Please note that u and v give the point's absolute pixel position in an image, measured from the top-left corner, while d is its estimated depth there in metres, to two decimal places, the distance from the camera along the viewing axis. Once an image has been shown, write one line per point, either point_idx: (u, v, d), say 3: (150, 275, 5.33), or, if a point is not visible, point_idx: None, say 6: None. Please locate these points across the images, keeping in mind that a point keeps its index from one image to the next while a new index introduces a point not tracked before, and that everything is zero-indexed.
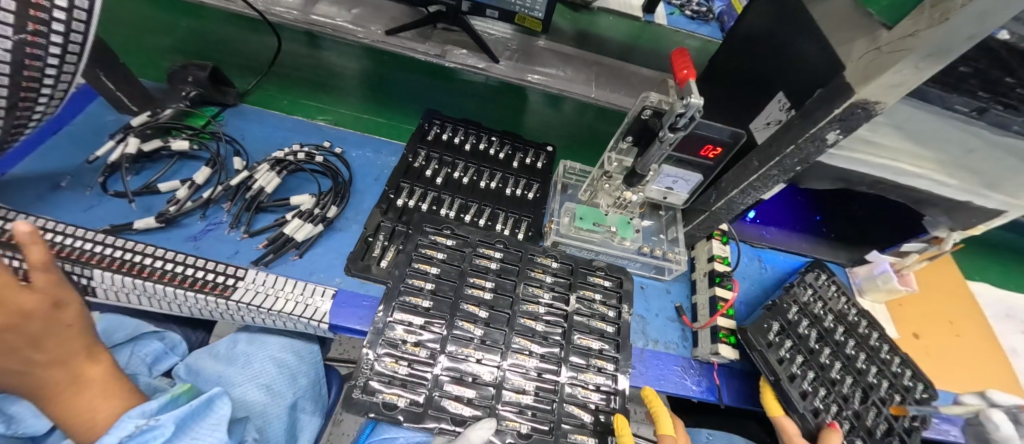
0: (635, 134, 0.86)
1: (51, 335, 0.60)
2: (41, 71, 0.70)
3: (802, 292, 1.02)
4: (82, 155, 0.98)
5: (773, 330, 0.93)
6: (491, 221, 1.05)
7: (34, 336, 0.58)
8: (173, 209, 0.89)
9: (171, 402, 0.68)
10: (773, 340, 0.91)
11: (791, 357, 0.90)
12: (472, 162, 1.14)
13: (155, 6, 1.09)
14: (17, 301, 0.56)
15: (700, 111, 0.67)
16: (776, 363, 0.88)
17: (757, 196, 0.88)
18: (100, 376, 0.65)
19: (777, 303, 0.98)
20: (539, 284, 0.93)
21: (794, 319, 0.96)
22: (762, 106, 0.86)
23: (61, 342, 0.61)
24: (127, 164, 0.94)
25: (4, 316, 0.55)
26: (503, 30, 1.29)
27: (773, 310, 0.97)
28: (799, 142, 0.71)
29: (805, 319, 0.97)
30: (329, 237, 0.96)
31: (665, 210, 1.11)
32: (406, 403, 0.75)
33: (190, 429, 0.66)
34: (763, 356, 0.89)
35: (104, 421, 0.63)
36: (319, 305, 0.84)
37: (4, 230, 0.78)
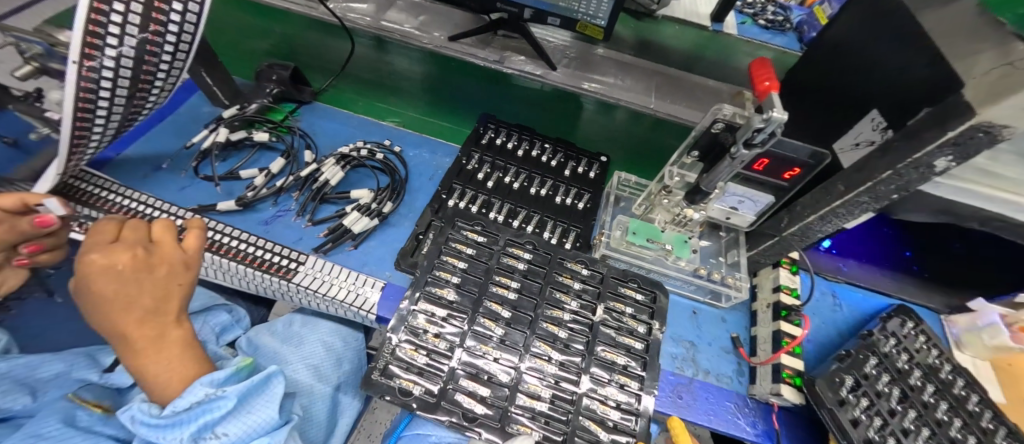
0: (702, 149, 0.80)
1: (162, 290, 0.68)
2: (156, 65, 0.80)
3: (883, 339, 0.90)
4: (181, 141, 1.11)
5: (846, 386, 0.81)
6: (539, 228, 1.03)
7: (163, 284, 0.69)
8: (250, 194, 0.97)
9: (234, 375, 0.70)
10: (847, 399, 0.79)
11: (868, 420, 0.77)
12: (523, 168, 1.14)
13: (252, 13, 1.21)
14: (168, 255, 0.71)
15: (783, 127, 0.60)
16: (849, 427, 0.75)
17: (839, 224, 0.79)
18: (187, 338, 0.70)
19: (851, 354, 0.87)
20: (567, 291, 0.90)
21: (872, 373, 0.84)
22: (850, 125, 0.79)
23: (167, 298, 0.68)
24: (217, 151, 1.04)
25: (156, 263, 0.69)
26: (562, 37, 1.28)
27: (846, 362, 0.85)
28: (900, 167, 0.63)
29: (885, 374, 0.85)
30: (382, 231, 0.99)
31: (726, 231, 1.03)
32: (420, 391, 0.76)
33: (248, 403, 0.68)
34: (834, 416, 0.77)
35: (177, 382, 0.66)
36: (369, 295, 0.88)
37: (115, 202, 0.90)
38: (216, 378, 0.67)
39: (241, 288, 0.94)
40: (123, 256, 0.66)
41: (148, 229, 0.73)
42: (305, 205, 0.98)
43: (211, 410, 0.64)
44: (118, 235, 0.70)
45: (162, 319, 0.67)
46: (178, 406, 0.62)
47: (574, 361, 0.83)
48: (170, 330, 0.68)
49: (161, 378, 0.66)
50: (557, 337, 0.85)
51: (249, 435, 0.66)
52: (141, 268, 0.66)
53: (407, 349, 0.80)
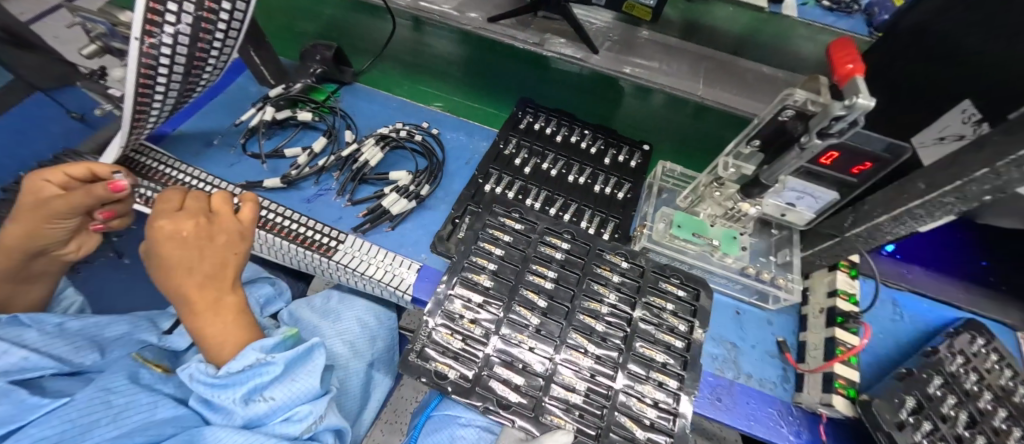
0: (765, 138, 0.73)
1: (220, 257, 0.71)
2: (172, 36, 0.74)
3: (948, 358, 0.82)
4: (230, 119, 1.15)
5: (908, 408, 0.76)
6: (577, 217, 1.00)
7: (221, 252, 0.72)
8: (295, 173, 1.00)
9: (281, 343, 0.72)
10: (909, 421, 0.74)
11: None
12: (562, 154, 1.11)
13: None
14: (226, 225, 0.73)
15: (868, 115, 0.54)
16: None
17: (914, 227, 0.72)
18: (240, 305, 0.73)
19: (913, 373, 0.80)
20: (605, 283, 0.87)
21: (937, 394, 0.77)
22: (935, 117, 0.69)
23: (224, 266, 0.71)
24: (264, 129, 1.07)
25: (215, 232, 0.72)
26: (603, 17, 1.21)
27: (909, 382, 0.79)
28: (998, 165, 0.55)
29: (952, 396, 0.77)
30: (419, 214, 0.99)
31: (778, 229, 0.97)
32: (456, 375, 0.76)
33: (293, 371, 0.70)
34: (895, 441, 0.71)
35: (231, 346, 0.69)
36: (404, 276, 0.88)
37: (171, 176, 0.94)
38: (266, 344, 0.69)
39: (278, 262, 0.97)
40: (188, 224, 0.70)
41: (207, 198, 0.76)
42: (345, 185, 1.00)
43: (261, 374, 0.67)
44: (182, 205, 0.73)
45: (220, 283, 0.71)
46: (231, 368, 0.65)
47: (610, 356, 0.81)
48: (226, 296, 0.71)
49: (218, 340, 0.69)
50: (593, 330, 0.83)
51: (294, 401, 0.68)
52: (202, 236, 0.70)
53: (443, 333, 0.80)
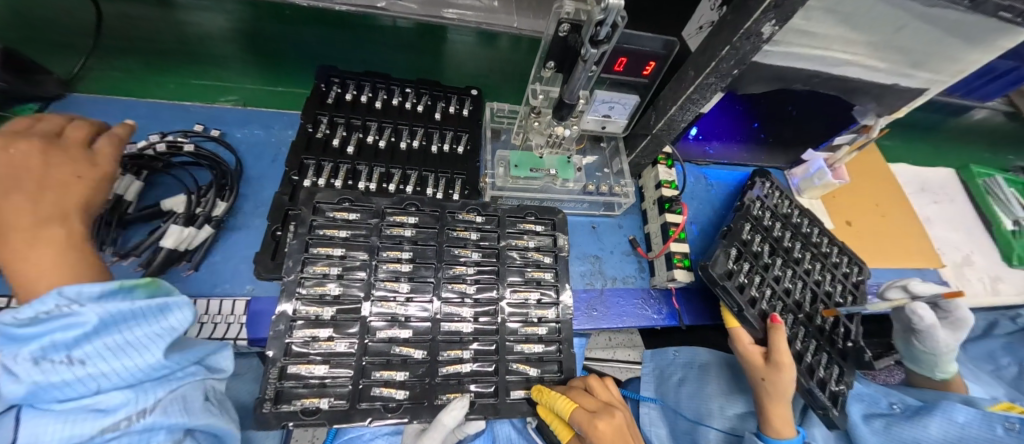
0: (557, 58, 0.75)
1: (56, 183, 0.59)
2: None
3: (752, 205, 1.00)
4: None
5: (732, 257, 0.91)
6: (420, 186, 0.92)
7: (42, 179, 0.58)
8: None
9: (118, 292, 0.52)
10: (733, 269, 0.89)
11: (749, 281, 0.89)
12: (386, 121, 0.98)
13: None
14: (70, 155, 0.61)
15: (622, 14, 0.58)
16: (738, 293, 0.86)
17: (697, 110, 0.82)
18: (71, 241, 0.57)
19: (731, 228, 0.95)
20: (464, 244, 0.84)
21: (748, 238, 0.95)
22: (692, 8, 0.77)
23: (62, 188, 0.59)
24: None
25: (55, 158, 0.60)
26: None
27: (729, 236, 0.93)
28: (735, 41, 0.64)
29: (757, 236, 0.97)
30: (227, 239, 0.81)
31: (607, 141, 1.04)
32: (330, 403, 0.67)
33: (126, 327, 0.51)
34: (727, 290, 0.86)
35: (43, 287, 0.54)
36: (232, 321, 0.73)
37: None
38: (85, 290, 0.49)
39: None
40: (22, 145, 0.59)
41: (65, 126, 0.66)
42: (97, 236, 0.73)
43: (64, 333, 0.47)
44: (30, 127, 0.63)
45: (46, 209, 0.57)
46: (21, 316, 0.46)
47: (489, 313, 0.80)
48: (51, 225, 0.56)
49: (25, 283, 0.54)
50: (466, 294, 0.80)
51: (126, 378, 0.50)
52: (36, 160, 0.59)
53: (299, 365, 0.68)
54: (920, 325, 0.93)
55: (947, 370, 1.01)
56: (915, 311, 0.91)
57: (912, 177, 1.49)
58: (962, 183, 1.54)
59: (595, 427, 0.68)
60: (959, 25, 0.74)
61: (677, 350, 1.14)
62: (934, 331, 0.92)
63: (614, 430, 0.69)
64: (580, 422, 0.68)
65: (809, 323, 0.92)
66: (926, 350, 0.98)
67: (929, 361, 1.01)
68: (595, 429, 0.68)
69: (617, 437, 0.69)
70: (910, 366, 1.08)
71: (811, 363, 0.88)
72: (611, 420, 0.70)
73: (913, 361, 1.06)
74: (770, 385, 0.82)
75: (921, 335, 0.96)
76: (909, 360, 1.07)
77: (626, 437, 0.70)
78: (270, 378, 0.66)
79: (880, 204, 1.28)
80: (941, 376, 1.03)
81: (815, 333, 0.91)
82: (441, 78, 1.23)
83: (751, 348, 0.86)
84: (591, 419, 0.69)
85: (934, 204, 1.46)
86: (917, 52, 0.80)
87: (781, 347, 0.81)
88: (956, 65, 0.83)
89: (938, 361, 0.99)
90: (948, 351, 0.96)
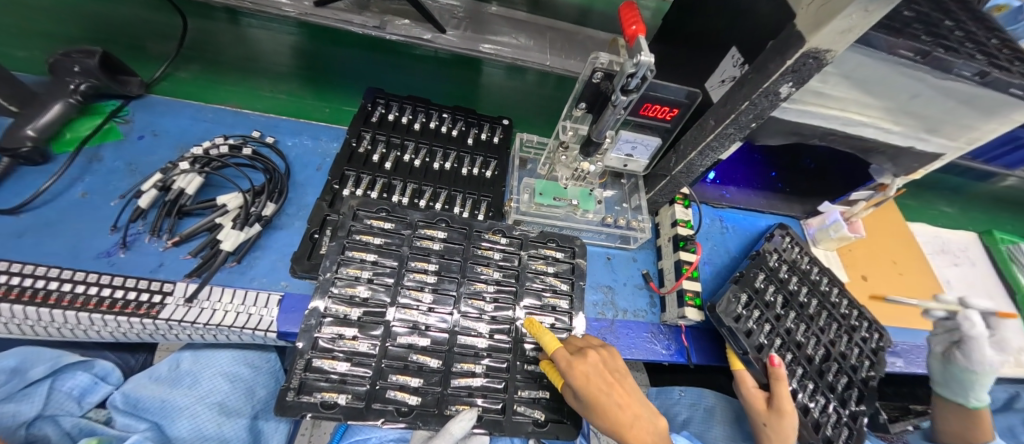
0: (587, 101, 0.82)
1: None
2: None
3: (773, 254, 1.03)
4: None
5: (743, 302, 0.93)
6: (448, 204, 0.98)
7: None
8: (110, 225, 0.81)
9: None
10: (742, 313, 0.91)
11: (759, 328, 0.91)
12: (422, 142, 1.05)
13: None
14: None
15: (651, 69, 0.65)
16: (747, 340, 0.88)
17: (715, 157, 0.87)
18: None
19: (744, 273, 0.97)
20: (487, 263, 0.89)
21: (760, 287, 0.97)
22: (715, 63, 0.82)
23: None
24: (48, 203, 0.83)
25: None
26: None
27: (742, 282, 0.96)
28: (754, 98, 0.70)
29: (771, 286, 0.99)
30: (270, 237, 0.88)
31: (627, 178, 1.09)
32: (347, 399, 0.71)
33: None
34: (732, 332, 0.89)
35: None
36: (263, 314, 0.77)
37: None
38: None
39: (103, 339, 0.78)
40: None
41: None
42: (157, 222, 0.82)
43: None
44: None
45: None
46: None
47: (503, 331, 0.84)
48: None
49: None
50: (483, 311, 0.84)
51: None
52: None
53: (323, 360, 0.73)
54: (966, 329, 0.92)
55: (980, 396, 0.98)
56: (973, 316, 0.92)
57: (932, 236, 1.49)
58: (985, 247, 1.53)
59: (571, 365, 0.72)
60: (971, 97, 0.78)
61: (682, 390, 1.14)
62: (981, 341, 0.92)
63: (590, 368, 0.72)
64: (559, 361, 0.73)
65: (816, 377, 0.92)
66: (966, 364, 0.95)
67: (964, 382, 0.97)
68: (572, 368, 0.72)
69: (593, 374, 0.72)
70: (941, 392, 1.03)
71: (817, 419, 0.88)
72: (589, 360, 0.73)
73: (945, 386, 1.02)
74: (771, 431, 0.84)
75: (965, 344, 0.94)
76: (938, 383, 1.04)
77: (604, 374, 0.73)
78: (296, 369, 0.71)
79: (897, 261, 1.29)
80: (974, 404, 0.98)
81: (819, 382, 0.92)
82: (477, 105, 1.32)
83: (755, 392, 0.88)
84: (569, 361, 0.73)
85: (955, 266, 1.45)
86: (932, 118, 0.84)
87: (785, 394, 0.84)
88: (973, 133, 0.86)
89: (974, 385, 0.96)
90: (988, 369, 0.94)
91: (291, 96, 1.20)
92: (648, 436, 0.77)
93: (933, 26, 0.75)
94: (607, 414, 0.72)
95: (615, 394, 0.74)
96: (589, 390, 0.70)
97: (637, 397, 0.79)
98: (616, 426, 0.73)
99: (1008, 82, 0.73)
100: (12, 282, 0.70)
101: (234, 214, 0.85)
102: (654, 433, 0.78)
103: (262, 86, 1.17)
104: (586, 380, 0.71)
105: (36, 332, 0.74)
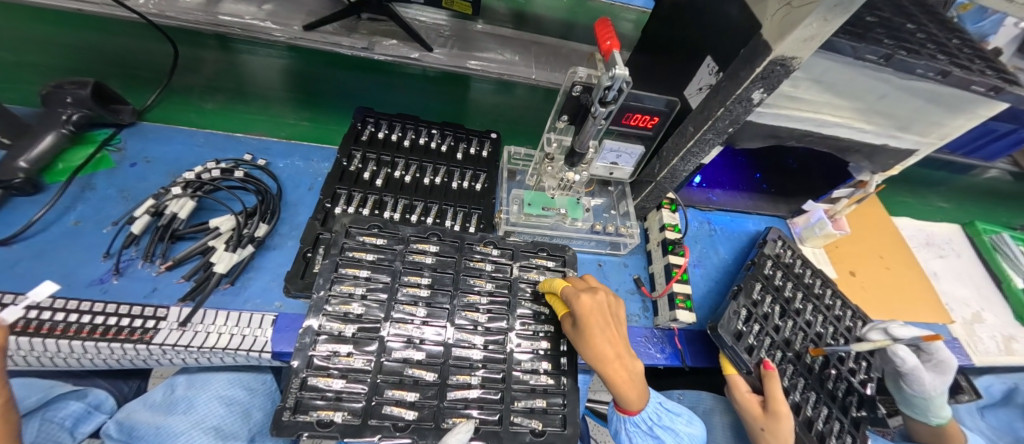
0: (569, 113, 0.84)
1: None
2: None
3: (762, 257, 1.06)
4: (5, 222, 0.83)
5: (742, 317, 0.95)
6: (440, 218, 1.00)
7: None
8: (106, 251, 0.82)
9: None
10: (743, 329, 0.93)
11: (760, 343, 0.93)
12: (413, 158, 1.07)
13: (36, 20, 0.94)
14: None
15: (627, 82, 0.68)
16: (747, 355, 0.90)
17: (697, 162, 0.90)
18: None
19: (743, 286, 0.99)
20: (479, 274, 0.90)
21: (759, 298, 0.99)
22: (692, 71, 0.85)
23: None
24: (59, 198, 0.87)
25: None
26: (436, 16, 1.18)
27: (739, 295, 0.97)
28: (729, 104, 0.73)
29: (768, 296, 1.00)
30: (263, 257, 0.89)
31: (614, 186, 1.11)
32: (343, 417, 0.71)
33: None
34: (735, 351, 0.91)
35: None
36: (258, 334, 0.78)
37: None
38: None
39: (94, 367, 0.78)
40: None
41: None
42: (151, 248, 0.82)
43: None
44: None
45: None
46: None
47: (498, 341, 0.84)
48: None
49: None
50: (478, 322, 0.85)
51: None
52: None
53: (319, 378, 0.73)
54: (903, 367, 0.94)
55: (940, 414, 1.00)
56: (897, 354, 0.92)
57: (917, 230, 1.53)
58: (968, 239, 1.57)
59: (577, 297, 0.77)
60: (936, 96, 0.82)
61: (681, 393, 1.14)
62: (918, 373, 0.93)
63: (594, 303, 0.77)
64: (568, 293, 0.79)
65: (809, 374, 0.94)
66: (916, 394, 0.97)
67: (922, 404, 0.99)
68: (578, 300, 0.77)
69: (595, 307, 0.76)
70: (905, 412, 1.05)
71: (810, 416, 0.90)
72: (595, 296, 0.78)
73: (907, 406, 1.04)
74: (769, 435, 0.84)
75: (908, 379, 0.96)
76: (901, 401, 1.05)
77: (603, 312, 0.78)
78: (291, 388, 0.71)
79: (884, 255, 1.31)
80: (936, 421, 1.01)
81: (810, 377, 0.94)
82: (466, 120, 1.34)
83: (748, 396, 0.89)
84: (577, 292, 0.78)
85: (940, 258, 1.48)
86: (903, 117, 0.87)
87: (777, 396, 0.85)
88: (942, 129, 0.90)
89: (929, 404, 0.98)
90: (936, 395, 0.96)
91: (314, 122, 1.24)
92: (629, 377, 0.79)
93: (895, 30, 0.78)
94: (598, 348, 0.75)
95: (610, 331, 0.78)
96: (589, 320, 0.75)
97: (626, 340, 0.82)
98: (603, 361, 0.76)
99: (968, 80, 0.77)
100: None
101: (227, 236, 0.86)
102: (634, 376, 0.80)
103: (290, 116, 1.21)
104: (588, 311, 0.76)
105: (27, 363, 0.73)
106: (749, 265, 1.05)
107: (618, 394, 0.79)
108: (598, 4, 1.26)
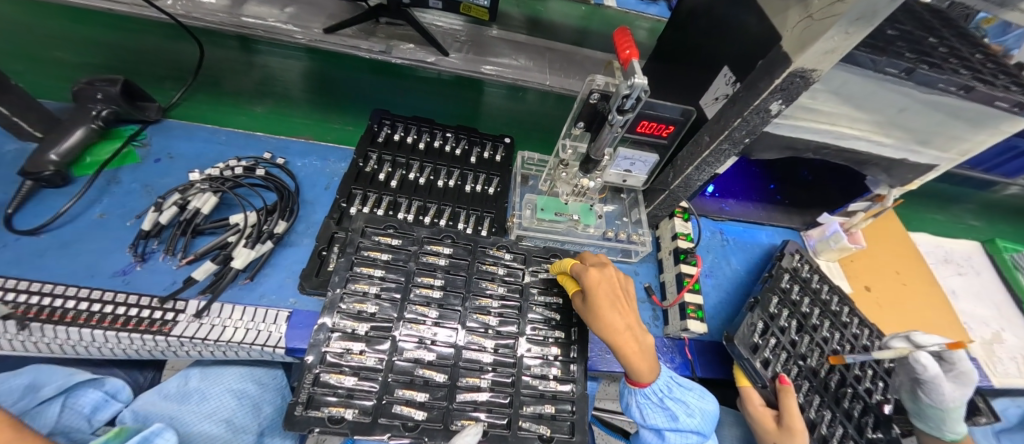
0: (586, 119, 0.85)
1: None
2: None
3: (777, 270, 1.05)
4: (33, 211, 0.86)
5: (758, 331, 0.95)
6: (452, 221, 1.01)
7: None
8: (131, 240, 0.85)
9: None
10: (758, 343, 0.93)
11: (775, 357, 0.92)
12: (428, 161, 1.08)
13: (69, 18, 0.97)
14: None
15: (645, 90, 0.68)
16: (763, 369, 0.90)
17: (711, 172, 0.90)
18: None
19: (760, 299, 1.00)
20: (491, 278, 0.91)
21: (775, 311, 0.99)
22: (709, 81, 0.85)
23: None
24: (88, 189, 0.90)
25: None
26: (452, 21, 1.20)
27: (757, 309, 0.98)
28: (746, 115, 0.73)
29: (784, 309, 0.99)
30: (281, 254, 0.91)
31: (627, 193, 1.11)
32: (354, 414, 0.72)
33: None
34: (751, 363, 0.90)
35: None
36: (272, 330, 0.79)
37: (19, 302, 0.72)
38: None
39: (110, 355, 0.79)
40: None
41: None
42: (173, 241, 0.85)
43: None
44: None
45: None
46: None
47: (507, 345, 0.85)
48: None
49: None
50: (489, 325, 0.86)
51: None
52: None
53: (331, 374, 0.74)
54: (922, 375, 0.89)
55: (954, 429, 0.94)
56: (917, 360, 0.87)
57: (935, 246, 1.50)
58: (988, 256, 1.53)
59: (586, 271, 0.80)
60: (958, 111, 0.81)
61: None
62: (938, 382, 0.88)
63: (603, 276, 0.80)
64: (577, 269, 0.82)
65: (826, 392, 0.93)
66: (933, 404, 0.91)
67: (938, 417, 0.93)
68: (587, 274, 0.80)
69: (602, 281, 0.79)
70: (917, 426, 0.99)
71: (824, 433, 0.88)
72: (602, 271, 0.81)
73: (920, 420, 0.97)
74: None
75: (926, 386, 0.90)
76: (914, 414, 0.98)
77: (612, 285, 0.80)
78: (304, 383, 0.72)
79: (900, 271, 1.29)
80: (950, 436, 0.95)
81: (824, 393, 0.93)
82: (479, 124, 1.35)
83: (762, 409, 0.88)
84: (585, 267, 0.81)
85: (959, 275, 1.44)
86: (924, 131, 0.86)
87: (792, 411, 0.84)
88: (963, 145, 0.88)
89: (945, 417, 0.92)
90: (955, 407, 0.90)
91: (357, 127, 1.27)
92: (640, 349, 0.79)
93: (916, 43, 0.78)
94: (606, 318, 0.77)
95: (619, 304, 0.80)
96: (597, 292, 0.78)
97: (637, 315, 0.83)
98: (612, 332, 0.77)
99: (992, 95, 0.76)
100: (19, 299, 0.72)
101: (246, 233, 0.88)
102: (646, 349, 0.80)
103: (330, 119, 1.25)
104: (596, 284, 0.78)
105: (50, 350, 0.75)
106: (766, 278, 1.06)
107: (629, 365, 0.79)
108: (613, 11, 1.30)
